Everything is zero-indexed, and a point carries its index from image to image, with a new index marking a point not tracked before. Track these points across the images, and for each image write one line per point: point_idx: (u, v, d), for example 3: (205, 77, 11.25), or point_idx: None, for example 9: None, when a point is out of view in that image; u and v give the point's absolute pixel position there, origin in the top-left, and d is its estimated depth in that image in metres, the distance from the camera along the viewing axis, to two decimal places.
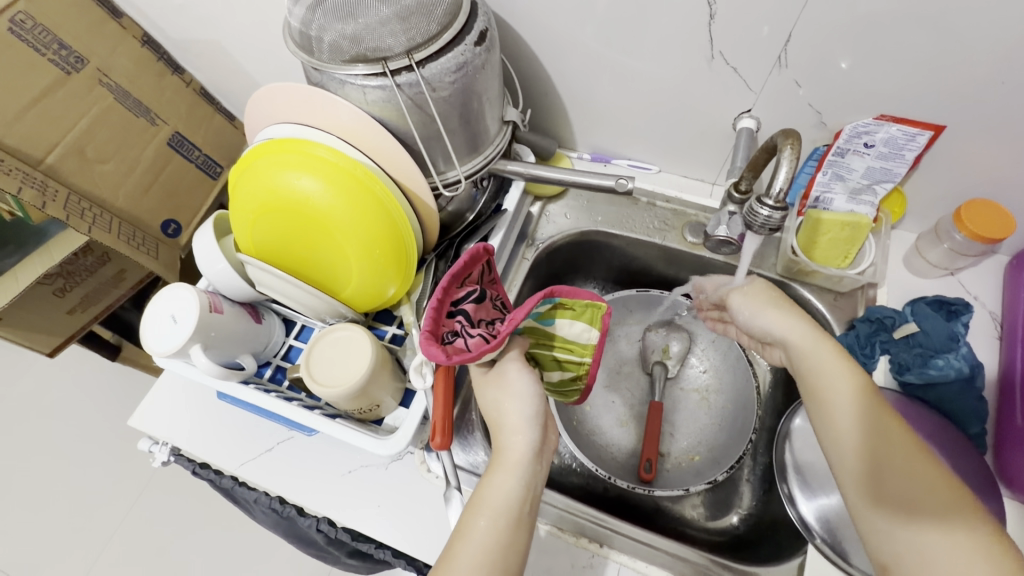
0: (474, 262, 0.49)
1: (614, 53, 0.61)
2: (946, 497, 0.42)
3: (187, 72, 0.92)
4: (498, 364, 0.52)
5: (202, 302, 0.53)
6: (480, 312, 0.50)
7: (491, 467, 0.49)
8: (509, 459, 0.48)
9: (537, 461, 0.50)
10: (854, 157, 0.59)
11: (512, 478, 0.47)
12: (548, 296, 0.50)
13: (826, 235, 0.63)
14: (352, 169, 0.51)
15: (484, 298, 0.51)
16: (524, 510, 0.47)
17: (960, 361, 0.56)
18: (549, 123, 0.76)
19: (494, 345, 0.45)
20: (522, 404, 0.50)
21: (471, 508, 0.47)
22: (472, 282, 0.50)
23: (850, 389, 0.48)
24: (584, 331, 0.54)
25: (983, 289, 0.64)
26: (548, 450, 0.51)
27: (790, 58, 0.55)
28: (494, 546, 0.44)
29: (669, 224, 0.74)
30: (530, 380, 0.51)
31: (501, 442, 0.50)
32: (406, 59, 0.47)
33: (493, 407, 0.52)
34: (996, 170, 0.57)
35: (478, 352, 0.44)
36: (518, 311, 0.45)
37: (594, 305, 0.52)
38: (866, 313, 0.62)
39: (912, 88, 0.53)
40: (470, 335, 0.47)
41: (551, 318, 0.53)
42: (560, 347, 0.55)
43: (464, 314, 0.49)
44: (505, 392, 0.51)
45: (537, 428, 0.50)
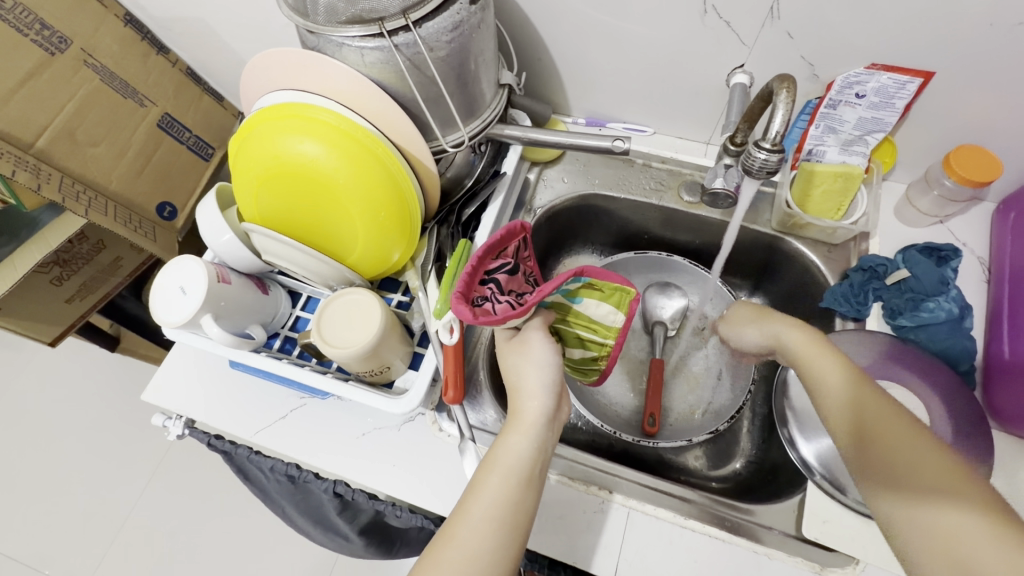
0: (509, 238, 0.51)
1: (607, 13, 0.61)
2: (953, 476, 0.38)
3: (172, 51, 0.91)
4: (520, 332, 0.53)
5: (211, 273, 0.54)
6: (512, 284, 0.52)
7: (506, 427, 0.50)
8: (524, 422, 0.50)
9: (550, 428, 0.51)
10: (845, 109, 0.60)
11: (527, 439, 0.49)
12: (579, 275, 0.51)
13: (819, 187, 0.64)
14: (354, 134, 0.52)
15: (517, 273, 0.53)
16: (535, 470, 0.48)
17: (952, 305, 0.58)
18: (543, 88, 0.76)
19: (520, 312, 0.47)
20: (541, 372, 0.51)
21: (485, 467, 0.48)
22: (506, 256, 0.52)
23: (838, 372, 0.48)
24: (610, 314, 0.56)
25: (972, 236, 0.66)
26: (561, 420, 0.53)
27: (782, 10, 0.55)
28: (505, 503, 0.46)
29: (665, 184, 0.75)
30: (551, 350, 0.51)
31: (518, 406, 0.51)
32: (403, 20, 0.46)
33: (512, 372, 0.53)
34: (985, 115, 0.58)
35: (503, 315, 0.46)
36: (546, 284, 0.47)
37: (625, 290, 0.54)
38: (860, 262, 0.64)
39: (901, 37, 0.53)
40: (498, 301, 0.49)
41: (578, 297, 0.54)
42: (583, 327, 0.57)
43: (496, 283, 0.50)
44: (525, 359, 0.52)
45: (554, 396, 0.51)
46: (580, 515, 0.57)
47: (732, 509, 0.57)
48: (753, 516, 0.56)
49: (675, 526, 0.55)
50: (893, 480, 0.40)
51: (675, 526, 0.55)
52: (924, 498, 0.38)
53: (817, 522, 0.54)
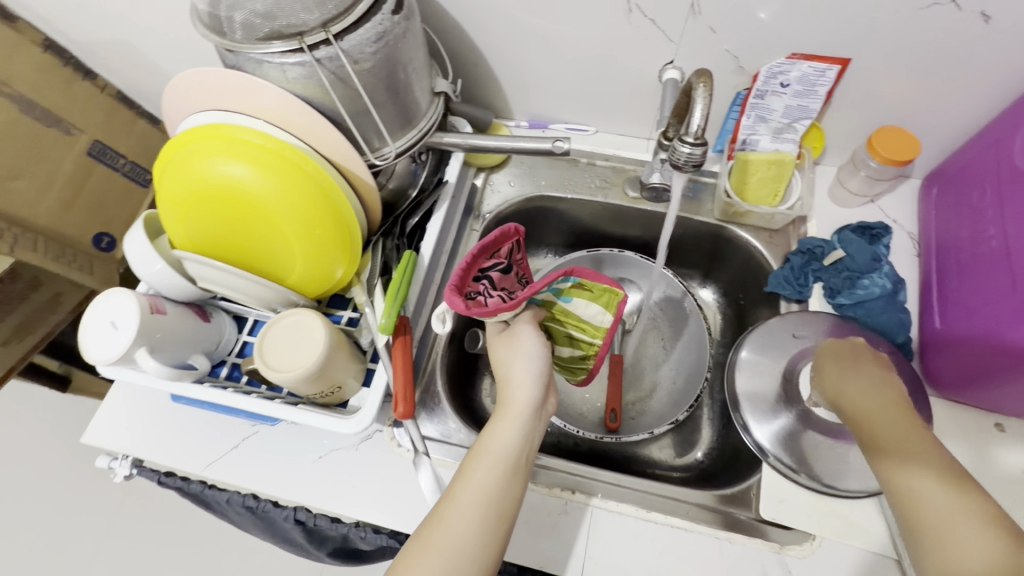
0: (504, 239, 0.52)
1: (537, 17, 0.62)
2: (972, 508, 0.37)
3: (99, 75, 0.87)
4: (511, 326, 0.54)
5: (143, 304, 0.52)
6: (504, 283, 0.53)
7: (494, 418, 0.50)
8: (512, 410, 0.50)
9: (537, 419, 0.51)
10: (773, 98, 0.62)
11: (514, 428, 0.49)
12: (567, 274, 0.54)
13: (755, 175, 0.66)
14: (281, 150, 0.50)
15: (510, 272, 0.53)
16: (522, 459, 0.48)
17: (882, 280, 0.60)
18: (482, 94, 0.76)
19: (511, 306, 0.48)
20: (531, 363, 0.52)
21: (474, 456, 0.48)
22: (501, 256, 0.52)
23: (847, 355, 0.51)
24: (599, 313, 0.57)
25: (900, 213, 0.69)
26: (547, 412, 0.53)
27: (702, 5, 0.56)
28: (492, 488, 0.46)
29: (610, 181, 0.76)
30: (539, 342, 0.53)
31: (507, 396, 0.52)
32: (323, 33, 0.46)
33: (501, 364, 0.54)
34: (903, 96, 0.61)
35: (494, 309, 0.47)
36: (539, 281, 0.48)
37: (613, 291, 0.56)
38: (799, 246, 0.66)
39: (817, 26, 0.55)
40: (490, 295, 0.50)
41: (569, 297, 0.56)
42: (574, 325, 0.57)
43: (489, 279, 0.51)
44: (514, 350, 0.53)
45: (541, 387, 0.52)
46: (545, 518, 0.56)
47: (741, 509, 0.57)
48: (737, 505, 0.58)
49: (639, 521, 0.56)
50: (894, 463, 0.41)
51: (637, 521, 0.56)
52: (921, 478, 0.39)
53: (773, 502, 0.56)
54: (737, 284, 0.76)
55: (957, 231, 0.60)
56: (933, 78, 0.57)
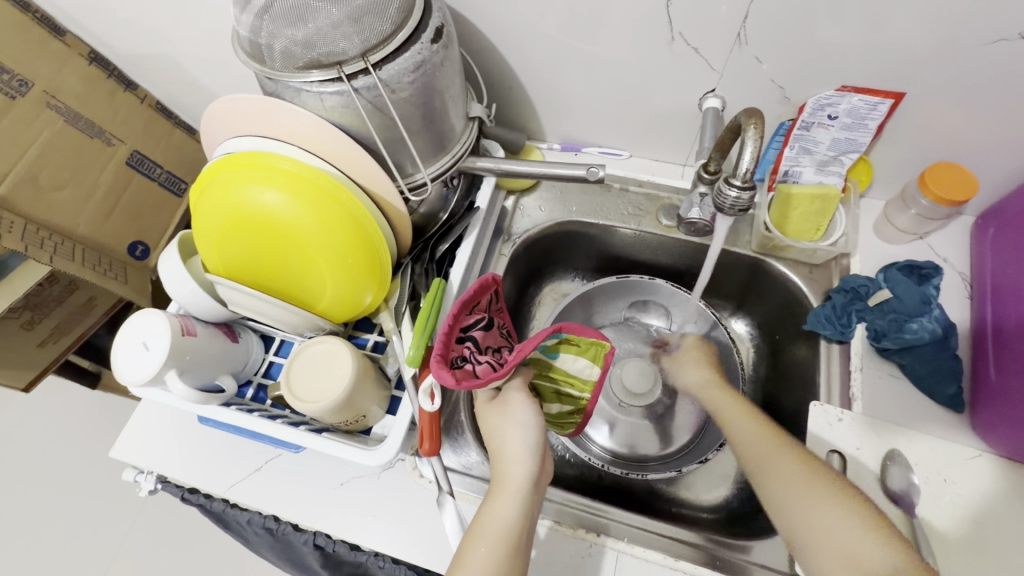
0: (482, 292, 0.53)
1: (576, 41, 0.61)
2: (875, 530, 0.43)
3: (140, 87, 0.89)
4: (501, 394, 0.53)
5: (174, 326, 0.52)
6: (488, 339, 0.53)
7: (491, 494, 0.49)
8: (510, 485, 0.48)
9: (535, 491, 0.49)
10: (819, 130, 0.60)
11: (512, 506, 0.47)
12: (558, 331, 0.52)
13: (796, 210, 0.63)
14: (316, 178, 0.50)
15: (491, 326, 0.54)
16: (524, 537, 0.47)
17: (929, 323, 0.57)
18: (515, 116, 0.75)
19: (501, 373, 0.48)
20: (525, 434, 0.50)
21: (471, 537, 0.46)
22: (480, 310, 0.53)
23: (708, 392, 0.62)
24: (586, 367, 0.56)
25: (951, 251, 0.65)
26: (545, 481, 0.52)
27: (749, 35, 0.55)
28: (493, 574, 0.44)
29: (643, 209, 0.74)
30: (533, 411, 0.51)
31: (502, 470, 0.50)
32: (362, 62, 0.46)
33: (494, 435, 0.52)
34: (959, 131, 0.57)
35: (487, 378, 0.47)
36: (524, 344, 0.48)
37: (599, 345, 0.55)
38: (842, 283, 0.63)
39: (870, 59, 0.53)
40: (478, 360, 0.50)
41: (556, 352, 0.56)
42: (563, 380, 0.57)
43: (473, 340, 0.51)
44: (507, 420, 0.51)
45: (537, 458, 0.50)
46: (569, 560, 0.54)
47: (734, 550, 0.55)
48: (747, 554, 0.54)
49: (664, 567, 0.54)
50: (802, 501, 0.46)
51: (665, 569, 0.53)
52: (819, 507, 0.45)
53: None
54: (773, 321, 0.74)
55: (1014, 276, 0.56)
56: (996, 113, 0.54)
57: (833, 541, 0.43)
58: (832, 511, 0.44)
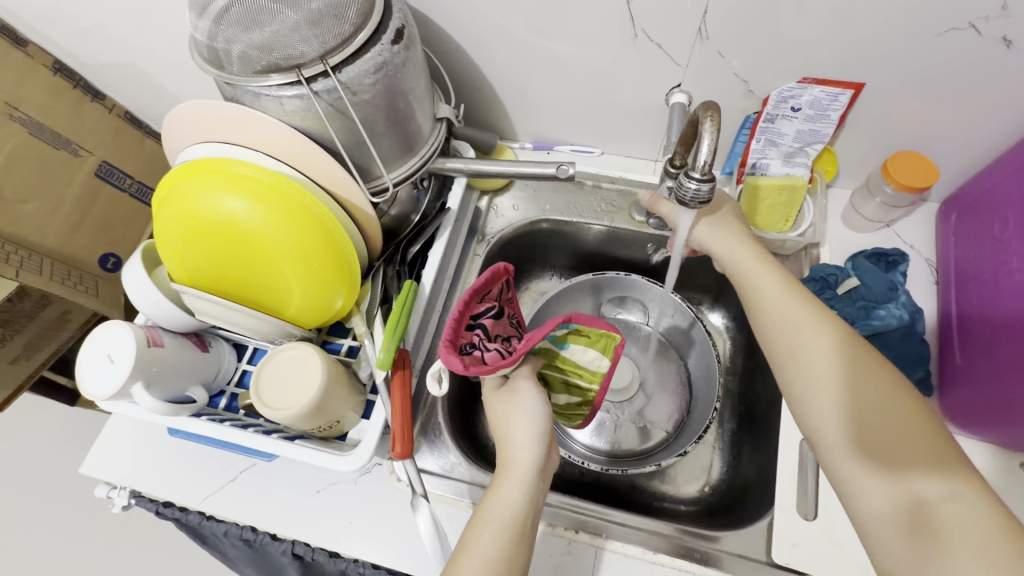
0: (493, 280, 0.52)
1: (542, 40, 0.61)
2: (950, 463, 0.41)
3: (108, 96, 0.87)
4: (509, 381, 0.53)
5: (140, 337, 0.51)
6: (497, 328, 0.53)
7: (495, 481, 0.48)
8: (515, 473, 0.48)
9: (541, 478, 0.49)
10: (783, 122, 0.61)
11: (518, 492, 0.47)
12: (566, 321, 0.53)
13: (765, 201, 0.64)
14: (278, 184, 0.50)
15: (502, 316, 0.54)
16: (528, 524, 0.46)
17: (896, 309, 0.58)
18: (486, 116, 0.75)
19: (510, 361, 0.48)
20: (532, 421, 0.50)
21: (475, 523, 0.46)
22: (491, 299, 0.52)
23: (805, 312, 0.49)
24: (596, 359, 0.55)
25: (918, 238, 0.66)
26: (551, 471, 0.51)
27: (710, 30, 0.55)
28: (497, 559, 0.43)
29: (616, 206, 0.74)
30: (540, 398, 0.51)
31: (507, 457, 0.49)
32: (321, 65, 0.45)
33: (500, 424, 0.51)
34: (920, 120, 0.58)
35: (494, 365, 0.46)
36: (536, 332, 0.48)
37: (609, 335, 0.55)
38: (812, 273, 0.64)
39: (828, 50, 0.54)
40: (487, 348, 0.49)
41: (565, 343, 0.55)
42: (571, 372, 0.56)
43: (482, 328, 0.51)
44: (514, 408, 0.51)
45: (543, 446, 0.49)
46: (548, 559, 0.54)
47: (704, 539, 0.55)
48: (717, 543, 0.55)
49: (644, 563, 0.54)
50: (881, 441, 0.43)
51: (644, 564, 0.53)
52: (898, 453, 0.42)
53: (785, 547, 0.53)
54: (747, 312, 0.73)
55: (976, 261, 0.57)
56: (953, 102, 0.55)
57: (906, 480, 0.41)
58: (918, 457, 0.41)
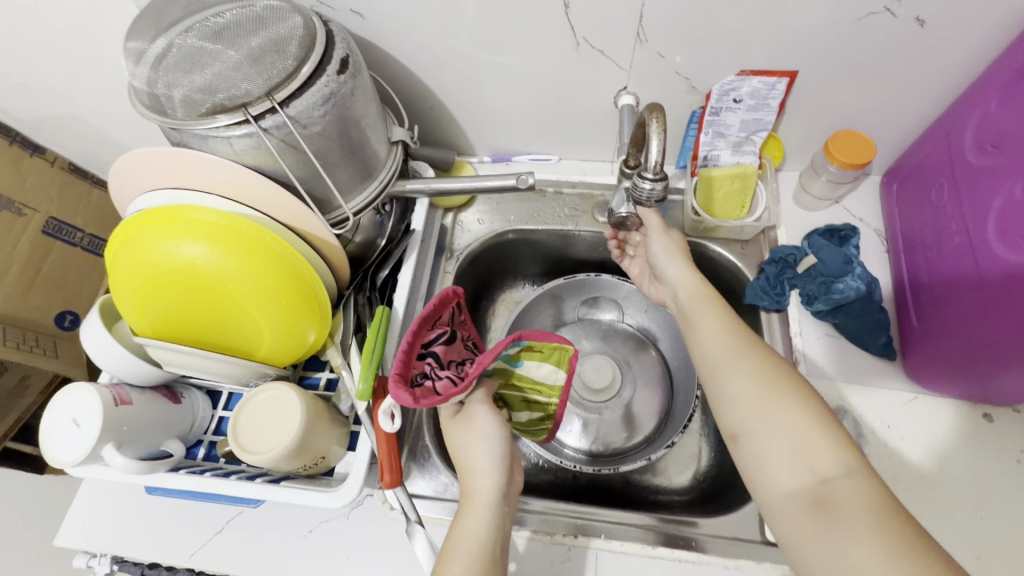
0: (443, 305, 0.53)
1: (488, 56, 0.62)
2: (840, 443, 0.42)
3: (49, 150, 0.84)
4: (465, 407, 0.52)
5: (106, 397, 0.49)
6: (450, 354, 0.53)
7: (461, 512, 0.48)
8: (479, 501, 0.48)
9: (505, 502, 0.49)
10: (728, 114, 0.63)
11: (483, 520, 0.47)
12: (517, 340, 0.51)
13: (720, 190, 0.66)
14: (236, 224, 0.49)
15: (454, 341, 0.54)
16: (497, 552, 0.46)
17: (854, 282, 0.60)
18: (441, 134, 0.76)
19: (462, 388, 0.47)
20: (491, 446, 0.50)
21: (445, 557, 0.45)
22: (442, 325, 0.53)
23: (713, 320, 0.54)
24: (552, 372, 0.55)
25: (866, 210, 0.70)
26: (515, 492, 0.52)
27: (648, 33, 0.57)
28: None
29: (579, 209, 0.75)
30: (497, 421, 0.51)
31: (470, 486, 0.49)
32: (268, 101, 0.45)
33: (460, 451, 0.51)
34: (853, 101, 0.62)
35: (447, 394, 0.46)
36: (485, 355, 0.47)
37: (562, 348, 0.54)
38: (772, 255, 0.66)
39: (760, 44, 0.56)
40: (438, 376, 0.49)
41: (519, 360, 0.54)
42: (529, 388, 0.56)
43: (433, 356, 0.51)
44: (472, 434, 0.51)
45: (504, 469, 0.50)
46: (549, 567, 0.54)
47: (684, 525, 0.57)
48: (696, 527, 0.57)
49: (645, 558, 0.54)
50: (769, 419, 0.44)
51: (644, 558, 0.54)
52: (790, 430, 0.43)
53: None
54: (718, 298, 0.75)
55: (920, 227, 0.60)
56: (880, 81, 0.59)
57: (795, 454, 0.42)
58: (807, 433, 0.43)
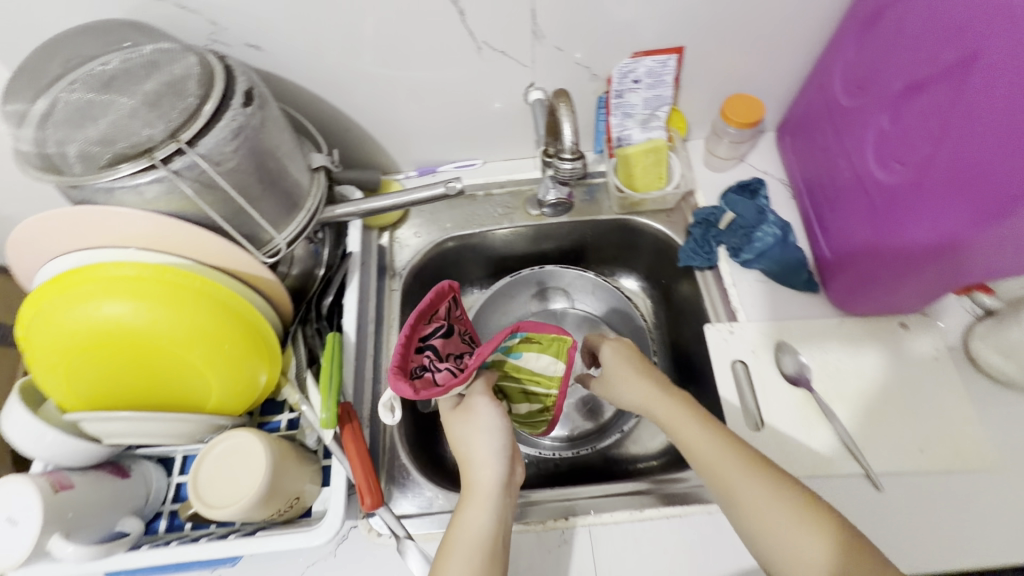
0: (439, 300, 0.56)
1: (395, 72, 0.63)
2: (841, 539, 0.43)
3: None
4: (465, 400, 0.53)
5: (44, 486, 0.45)
6: (448, 347, 0.55)
7: (461, 504, 0.48)
8: (478, 493, 0.48)
9: (507, 494, 0.49)
10: (630, 94, 0.68)
11: (484, 512, 0.47)
12: (515, 331, 0.54)
13: (638, 165, 0.70)
14: (160, 274, 0.46)
15: (451, 335, 0.56)
16: (498, 543, 0.46)
17: (770, 229, 0.65)
18: (362, 156, 0.75)
19: (461, 378, 0.49)
20: (492, 437, 0.50)
21: (446, 552, 0.46)
22: (438, 320, 0.56)
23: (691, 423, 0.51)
24: (550, 363, 0.58)
25: (769, 163, 0.76)
26: (516, 485, 0.51)
27: (543, 29, 0.60)
28: None
29: (511, 207, 0.77)
30: (498, 413, 0.51)
31: (470, 477, 0.50)
32: (174, 143, 0.44)
33: (460, 443, 0.51)
34: (737, 66, 0.67)
35: (447, 385, 0.48)
36: (485, 346, 0.51)
37: (561, 339, 0.57)
38: (695, 217, 0.70)
39: (646, 26, 0.61)
40: (437, 368, 0.51)
41: (518, 352, 0.57)
42: (527, 379, 0.59)
43: (432, 349, 0.53)
44: (472, 426, 0.51)
45: (505, 460, 0.50)
46: (547, 555, 0.54)
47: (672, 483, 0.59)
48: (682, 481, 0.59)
49: (636, 523, 0.55)
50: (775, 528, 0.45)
51: (636, 523, 0.55)
52: (798, 536, 0.44)
53: None
54: (656, 268, 0.79)
55: (816, 168, 0.66)
56: (756, 45, 0.65)
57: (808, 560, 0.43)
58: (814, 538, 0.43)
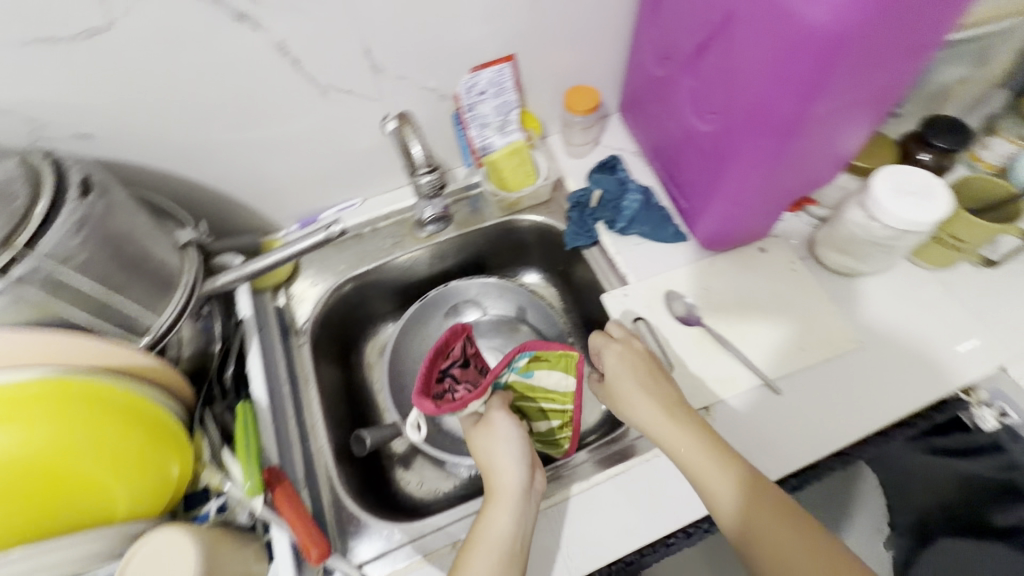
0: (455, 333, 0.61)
1: (245, 131, 0.63)
2: (774, 499, 0.47)
3: None
4: (485, 414, 0.55)
5: None
6: (466, 374, 0.61)
7: (484, 507, 0.50)
8: (501, 496, 0.50)
9: (527, 500, 0.51)
10: (480, 106, 0.71)
11: (508, 514, 0.49)
12: (523, 351, 0.56)
13: (506, 167, 0.75)
14: (30, 389, 0.42)
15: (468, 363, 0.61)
16: (518, 547, 0.48)
17: (634, 197, 0.74)
18: (236, 221, 0.74)
19: (478, 394, 0.54)
20: (511, 446, 0.52)
21: (469, 551, 0.48)
22: (456, 351, 0.61)
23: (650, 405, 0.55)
24: (562, 378, 0.60)
25: (621, 140, 0.84)
26: (538, 493, 0.53)
27: (380, 63, 0.63)
28: None
29: (400, 235, 0.79)
30: (514, 423, 0.54)
31: (492, 483, 0.51)
32: (9, 249, 0.40)
33: (481, 455, 0.54)
34: (567, 62, 0.74)
35: (463, 400, 0.53)
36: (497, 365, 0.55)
37: (568, 355, 0.58)
38: (570, 201, 0.76)
39: (475, 42, 0.66)
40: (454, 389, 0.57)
41: (530, 371, 0.58)
42: (542, 397, 0.61)
43: (452, 375, 0.59)
44: (493, 436, 0.53)
45: (526, 468, 0.52)
46: None
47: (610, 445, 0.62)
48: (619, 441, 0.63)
49: (586, 492, 0.58)
50: (718, 493, 0.49)
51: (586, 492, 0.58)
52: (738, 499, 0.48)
53: None
54: (551, 258, 0.84)
55: (656, 134, 0.74)
56: (577, 41, 0.72)
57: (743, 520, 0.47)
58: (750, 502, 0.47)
